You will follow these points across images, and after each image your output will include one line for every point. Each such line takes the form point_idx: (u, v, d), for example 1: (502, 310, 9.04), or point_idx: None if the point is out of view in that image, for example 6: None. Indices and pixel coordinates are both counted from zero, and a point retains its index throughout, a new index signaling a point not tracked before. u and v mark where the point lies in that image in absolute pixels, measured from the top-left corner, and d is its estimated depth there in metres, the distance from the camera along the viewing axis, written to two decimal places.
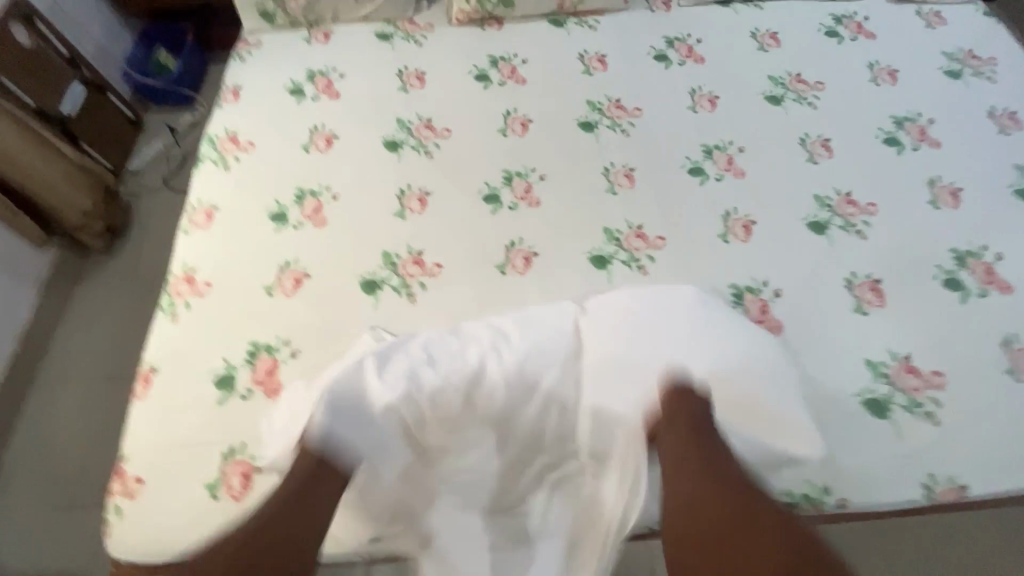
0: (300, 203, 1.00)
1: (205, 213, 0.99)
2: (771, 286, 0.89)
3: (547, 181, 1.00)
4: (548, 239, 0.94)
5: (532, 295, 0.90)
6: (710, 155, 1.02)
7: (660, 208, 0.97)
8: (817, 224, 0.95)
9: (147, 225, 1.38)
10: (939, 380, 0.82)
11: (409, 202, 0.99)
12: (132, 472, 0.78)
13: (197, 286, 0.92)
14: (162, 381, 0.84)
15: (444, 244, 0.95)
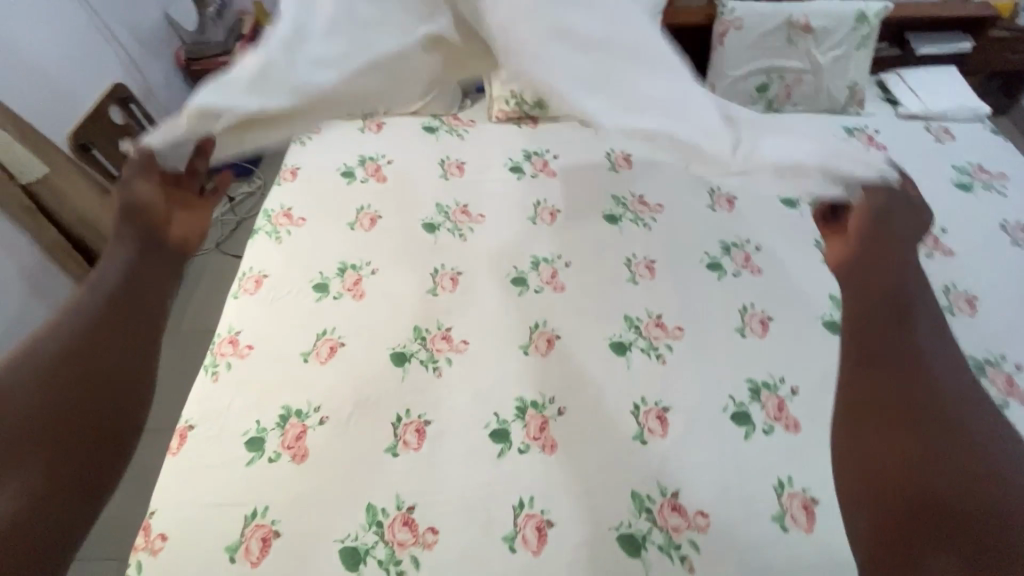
0: (342, 275, 1.08)
1: (255, 280, 1.08)
2: (787, 383, 0.91)
3: (571, 268, 1.07)
4: (571, 323, 0.99)
5: (554, 376, 0.93)
6: (728, 252, 1.08)
7: (678, 300, 1.01)
8: (834, 324, 0.98)
9: (196, 284, 1.48)
10: None
11: (442, 281, 1.06)
12: (157, 528, 0.80)
13: (240, 348, 0.98)
14: (197, 438, 0.88)
15: (472, 322, 1.00)
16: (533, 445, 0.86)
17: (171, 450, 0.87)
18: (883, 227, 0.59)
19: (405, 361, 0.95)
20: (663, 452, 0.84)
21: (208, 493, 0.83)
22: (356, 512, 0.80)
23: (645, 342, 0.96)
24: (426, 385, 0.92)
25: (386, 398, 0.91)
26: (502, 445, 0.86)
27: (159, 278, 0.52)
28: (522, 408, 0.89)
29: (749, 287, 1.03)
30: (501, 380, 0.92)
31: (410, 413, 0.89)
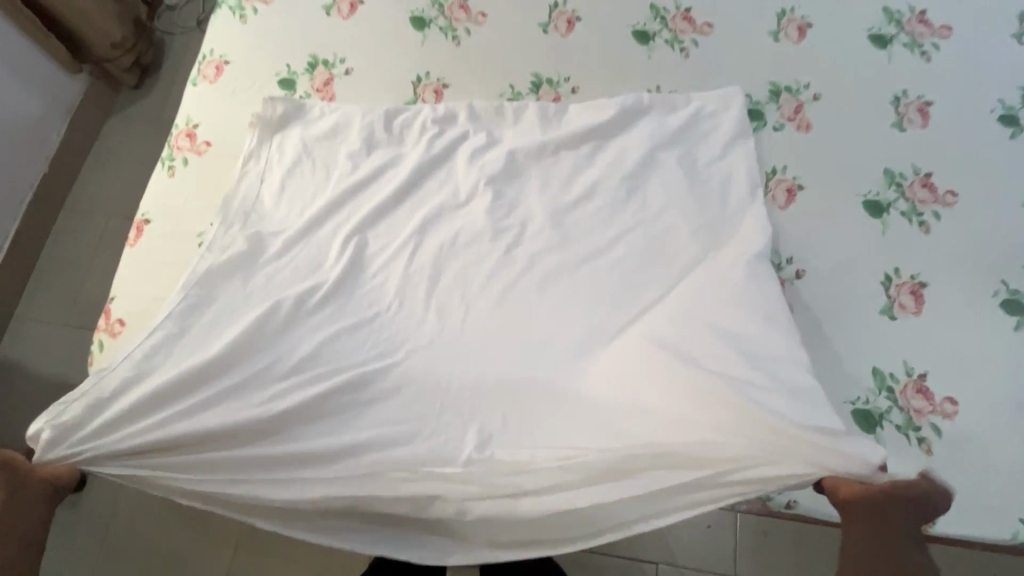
0: (312, 72, 0.93)
1: (215, 66, 0.94)
2: (795, 264, 0.79)
3: (578, 96, 0.90)
4: (565, 166, 0.85)
5: (534, 224, 0.82)
6: (776, 98, 0.88)
7: (697, 153, 0.85)
8: (876, 204, 0.82)
9: (177, 66, 1.33)
10: (950, 408, 0.73)
11: (423, 92, 0.92)
12: (116, 313, 0.81)
13: (197, 144, 0.90)
14: (153, 233, 0.85)
15: (450, 148, 0.86)
16: (493, 294, 0.80)
17: (128, 242, 0.85)
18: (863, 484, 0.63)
19: (373, 187, 0.85)
20: (632, 331, 0.78)
21: (161, 288, 0.82)
22: (297, 332, 0.77)
23: (643, 200, 0.83)
24: (391, 213, 0.84)
25: (347, 220, 0.84)
26: (463, 290, 0.80)
27: (35, 519, 0.62)
28: (487, 255, 0.81)
29: (787, 145, 0.85)
30: (472, 221, 0.83)
31: (360, 250, 0.82)
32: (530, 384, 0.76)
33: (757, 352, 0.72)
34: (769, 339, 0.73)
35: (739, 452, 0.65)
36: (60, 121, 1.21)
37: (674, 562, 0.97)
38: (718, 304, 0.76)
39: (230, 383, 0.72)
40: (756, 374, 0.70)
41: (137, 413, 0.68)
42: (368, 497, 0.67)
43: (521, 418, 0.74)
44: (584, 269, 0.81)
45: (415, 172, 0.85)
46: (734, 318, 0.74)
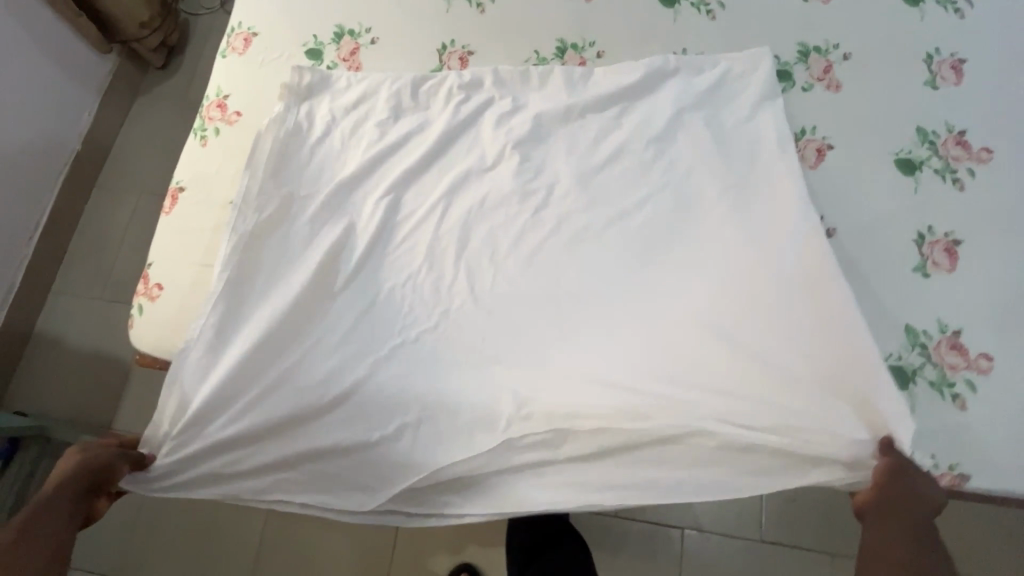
0: (338, 42, 0.94)
1: (244, 38, 0.96)
2: (825, 222, 0.79)
3: (603, 61, 0.90)
4: (592, 129, 0.85)
5: (562, 187, 0.83)
6: (805, 58, 0.87)
7: (726, 115, 0.84)
8: (908, 162, 0.81)
9: (202, 47, 1.34)
10: (985, 364, 0.72)
11: (449, 60, 0.92)
12: (154, 278, 0.84)
13: (228, 114, 0.91)
14: (187, 200, 0.87)
15: (477, 115, 0.87)
16: (522, 259, 0.81)
17: (164, 209, 0.88)
18: (908, 476, 0.63)
19: (401, 154, 0.86)
20: (663, 295, 0.78)
21: (198, 253, 0.85)
22: (331, 294, 0.79)
23: (671, 161, 0.83)
24: (420, 179, 0.85)
25: (377, 186, 0.85)
26: (491, 253, 0.81)
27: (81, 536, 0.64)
28: (515, 218, 0.82)
29: (816, 105, 0.84)
30: (500, 185, 0.83)
31: (389, 216, 0.83)
32: (560, 345, 0.78)
33: (795, 326, 0.72)
34: (810, 312, 0.72)
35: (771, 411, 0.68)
36: (90, 101, 1.24)
37: (699, 526, 0.98)
38: (757, 282, 0.75)
39: (271, 341, 0.76)
40: (791, 347, 0.71)
41: (206, 404, 0.72)
42: (416, 452, 0.73)
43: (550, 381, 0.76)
44: (612, 232, 0.81)
45: (442, 138, 0.86)
46: (770, 291, 0.74)
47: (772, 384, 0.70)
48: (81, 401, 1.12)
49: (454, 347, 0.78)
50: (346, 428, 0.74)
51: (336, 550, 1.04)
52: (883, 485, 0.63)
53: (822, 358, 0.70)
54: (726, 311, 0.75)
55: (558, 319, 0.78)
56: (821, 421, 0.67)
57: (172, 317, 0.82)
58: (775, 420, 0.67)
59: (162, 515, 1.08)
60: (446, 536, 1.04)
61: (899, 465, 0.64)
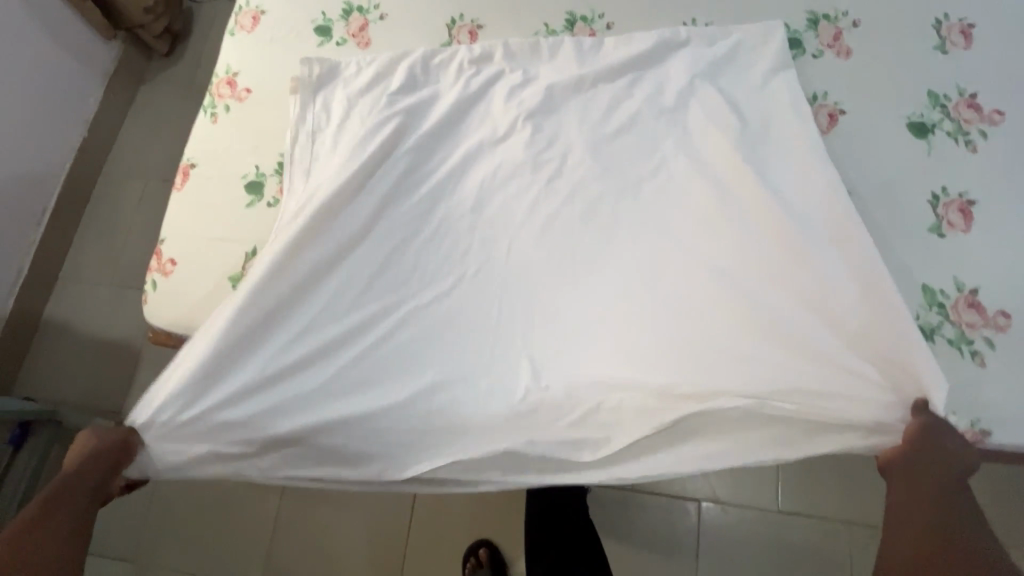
0: (347, 18, 0.94)
1: (252, 17, 0.96)
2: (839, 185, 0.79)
3: (612, 32, 0.90)
4: (604, 99, 0.85)
5: (575, 156, 0.83)
6: (814, 25, 0.87)
7: (737, 82, 0.84)
8: (921, 125, 0.81)
9: (206, 33, 1.34)
10: (1003, 322, 0.72)
11: (458, 34, 0.92)
12: (168, 254, 0.84)
13: (238, 91, 0.91)
14: (199, 176, 0.87)
15: (488, 87, 0.87)
16: (536, 228, 0.81)
17: (176, 185, 0.87)
18: (942, 438, 0.62)
19: (412, 126, 0.86)
20: (680, 262, 0.78)
21: (211, 229, 0.84)
22: (346, 265, 0.79)
23: (683, 129, 0.83)
24: (433, 152, 0.85)
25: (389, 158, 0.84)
26: (505, 223, 0.81)
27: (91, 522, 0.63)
28: (528, 187, 0.82)
29: (827, 71, 0.85)
30: (513, 156, 0.83)
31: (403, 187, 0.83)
32: (578, 313, 0.78)
33: (821, 288, 0.72)
34: (833, 272, 0.72)
35: (792, 372, 0.68)
36: (95, 88, 1.23)
37: (716, 497, 0.98)
38: (779, 245, 0.74)
39: (287, 311, 0.75)
40: (815, 309, 0.71)
41: (211, 369, 0.70)
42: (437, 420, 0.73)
43: (571, 347, 0.77)
44: (628, 201, 0.81)
45: (454, 110, 0.85)
46: (787, 253, 0.74)
47: (794, 346, 0.70)
48: (91, 385, 1.11)
49: (472, 316, 0.78)
50: (363, 396, 0.73)
51: (352, 528, 1.04)
52: (916, 446, 0.62)
53: (845, 317, 0.70)
54: (745, 277, 0.75)
55: (575, 287, 0.78)
56: (853, 382, 0.66)
57: (187, 292, 0.82)
58: (807, 381, 0.67)
59: (176, 499, 1.07)
60: (461, 513, 1.03)
61: (933, 425, 0.63)
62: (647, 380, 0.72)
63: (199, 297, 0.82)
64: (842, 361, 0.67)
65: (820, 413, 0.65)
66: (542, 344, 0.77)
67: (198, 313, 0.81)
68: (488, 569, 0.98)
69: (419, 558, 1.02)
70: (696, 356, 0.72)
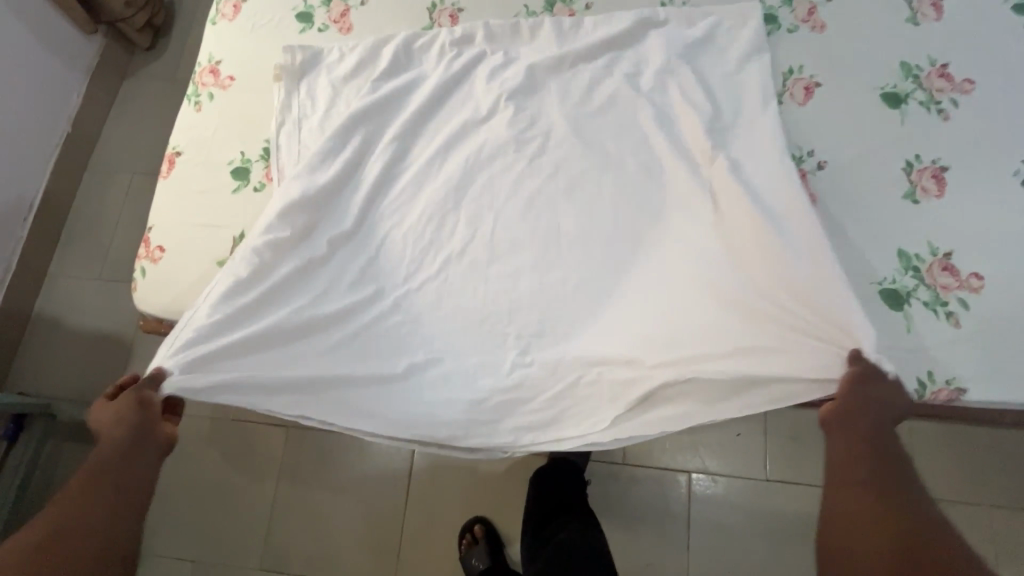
0: (328, 4, 0.94)
1: (233, 5, 0.96)
2: (815, 157, 0.81)
3: (592, 12, 0.91)
4: (584, 77, 0.86)
5: (557, 135, 0.84)
6: (790, 1, 0.88)
7: (715, 58, 0.85)
8: (894, 96, 0.83)
9: (189, 27, 1.34)
10: (976, 283, 0.74)
11: (439, 17, 0.93)
12: (156, 240, 0.84)
13: (221, 79, 0.92)
14: (184, 164, 0.88)
15: (469, 68, 0.88)
16: (521, 206, 0.82)
17: (162, 174, 0.88)
18: (878, 386, 0.63)
19: (396, 109, 0.87)
20: (649, 238, 0.80)
21: (198, 215, 0.85)
22: (333, 247, 0.80)
23: (662, 105, 0.84)
24: (417, 133, 0.86)
25: (373, 141, 0.85)
26: (490, 202, 0.82)
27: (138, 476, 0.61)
28: (512, 166, 0.83)
29: (802, 45, 0.86)
30: (495, 135, 0.84)
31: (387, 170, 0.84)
32: (563, 288, 0.79)
33: (762, 252, 0.72)
34: (783, 237, 0.71)
35: (750, 341, 0.70)
36: (78, 83, 1.23)
37: (706, 469, 1.00)
38: (726, 214, 0.76)
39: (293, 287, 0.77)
40: (761, 274, 0.72)
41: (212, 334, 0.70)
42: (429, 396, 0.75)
43: (553, 323, 0.78)
44: (609, 177, 0.82)
45: (437, 91, 0.86)
46: (742, 225, 0.74)
47: (752, 316, 0.71)
48: (84, 379, 1.12)
49: (459, 294, 0.79)
50: (320, 374, 0.73)
51: (351, 512, 1.05)
52: (852, 396, 0.62)
53: (791, 277, 0.70)
54: (711, 250, 0.76)
55: (548, 264, 0.80)
56: (795, 343, 0.68)
57: (175, 277, 0.83)
58: (744, 344, 0.70)
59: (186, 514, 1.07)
60: (457, 493, 1.04)
61: (871, 374, 0.63)
62: (616, 350, 0.75)
63: (187, 282, 0.82)
64: (791, 323, 0.68)
65: (757, 372, 0.67)
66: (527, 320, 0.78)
67: (186, 298, 0.82)
68: (483, 545, 0.99)
69: (417, 538, 1.03)
70: (662, 328, 0.75)
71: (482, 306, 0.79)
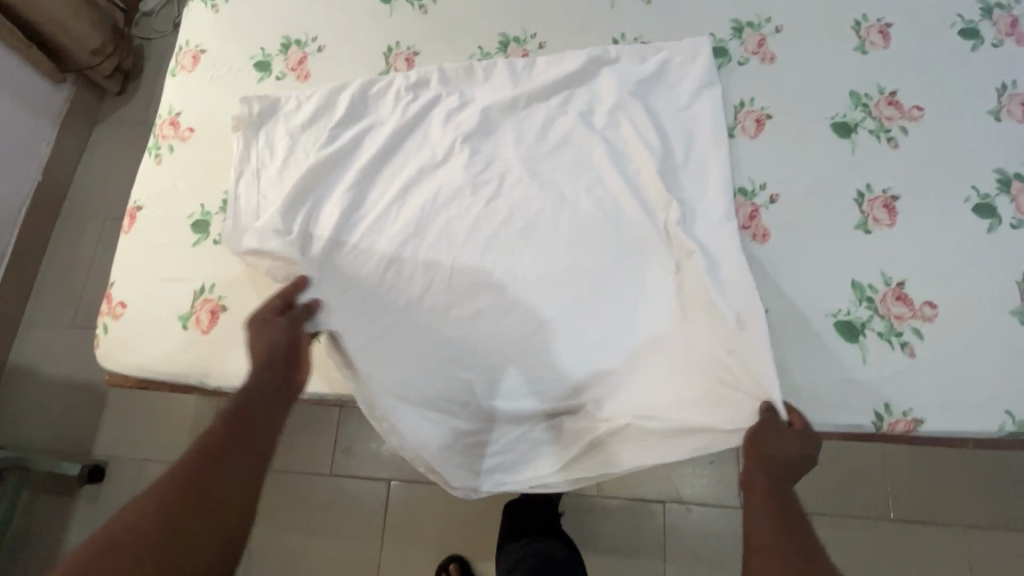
0: (286, 52, 0.96)
1: (192, 56, 0.97)
2: (768, 190, 0.81)
3: (545, 51, 0.92)
4: (538, 117, 0.87)
5: (513, 175, 0.85)
6: (739, 34, 0.89)
7: (666, 93, 0.86)
8: (844, 125, 0.83)
9: (158, 70, 1.35)
10: (930, 312, 0.74)
11: (395, 62, 0.94)
12: (117, 297, 0.85)
13: (180, 130, 0.93)
14: (145, 218, 0.88)
15: (424, 112, 0.88)
16: (478, 248, 0.82)
17: (123, 229, 0.89)
18: (773, 431, 0.66)
19: (354, 155, 0.88)
20: (603, 282, 0.80)
21: (157, 269, 0.85)
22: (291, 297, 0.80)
23: (615, 142, 0.85)
24: (374, 179, 0.87)
25: (329, 187, 0.86)
26: (448, 246, 0.83)
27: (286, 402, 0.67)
28: (468, 209, 0.84)
29: (752, 78, 0.87)
30: (452, 181, 0.85)
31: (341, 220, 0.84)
32: (521, 333, 0.79)
33: (701, 306, 0.75)
34: (720, 292, 0.74)
35: (694, 395, 0.73)
36: (48, 131, 1.24)
37: (680, 497, 1.00)
38: (677, 266, 0.78)
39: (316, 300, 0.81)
40: (700, 320, 0.74)
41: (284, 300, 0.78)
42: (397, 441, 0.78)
43: (510, 374, 0.78)
44: (564, 218, 0.82)
45: (393, 136, 0.87)
46: (688, 277, 0.77)
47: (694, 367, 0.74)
48: (58, 430, 1.12)
49: (419, 342, 0.80)
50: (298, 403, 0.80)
51: (328, 552, 1.05)
52: (755, 443, 0.65)
53: (725, 333, 0.73)
54: (662, 298, 0.78)
55: (502, 308, 0.80)
56: (728, 397, 0.71)
57: (137, 333, 0.83)
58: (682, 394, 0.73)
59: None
60: (432, 530, 1.04)
61: (771, 422, 0.67)
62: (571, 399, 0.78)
63: (148, 338, 0.83)
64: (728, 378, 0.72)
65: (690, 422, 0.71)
66: (486, 370, 0.79)
67: (146, 355, 0.82)
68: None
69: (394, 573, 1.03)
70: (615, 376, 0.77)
71: (441, 354, 0.79)
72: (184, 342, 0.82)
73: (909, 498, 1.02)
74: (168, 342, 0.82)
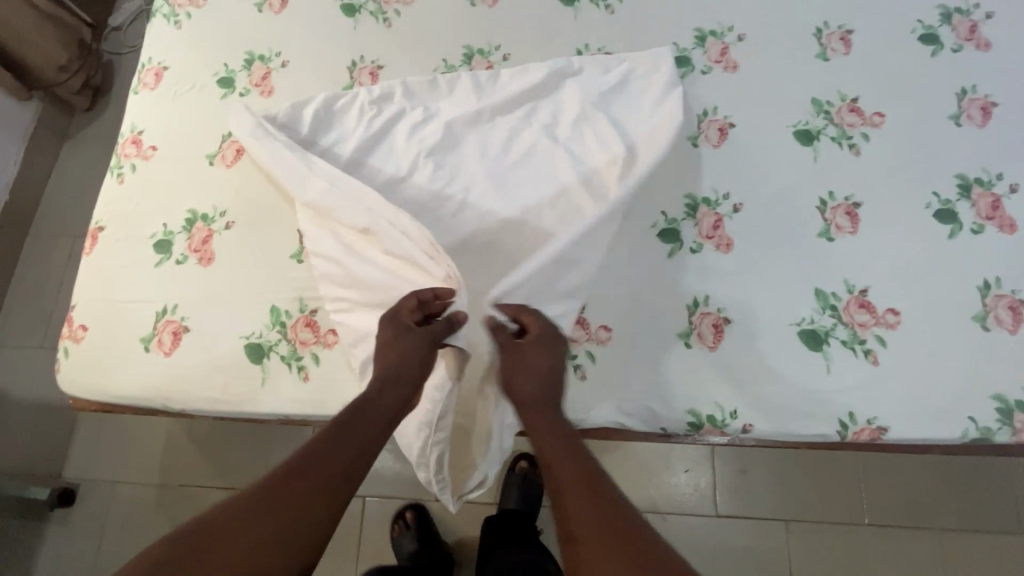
0: (250, 68, 0.95)
1: (155, 73, 0.96)
2: (731, 199, 0.81)
3: (509, 63, 0.92)
4: (502, 129, 0.87)
5: (479, 188, 0.84)
6: (702, 42, 0.90)
7: (629, 103, 0.86)
8: (806, 132, 0.84)
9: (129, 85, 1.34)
10: (893, 319, 0.74)
11: (360, 76, 0.93)
12: (79, 320, 0.85)
13: (143, 149, 0.92)
14: (107, 238, 0.88)
15: (388, 126, 0.88)
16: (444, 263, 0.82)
17: (85, 250, 0.88)
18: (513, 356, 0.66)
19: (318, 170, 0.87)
20: None
21: (118, 290, 0.85)
22: None
23: (578, 152, 0.84)
24: None
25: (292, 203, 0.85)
26: None
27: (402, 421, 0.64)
28: (433, 222, 0.83)
29: (715, 87, 0.87)
30: (417, 193, 0.84)
31: (343, 221, 0.79)
32: None
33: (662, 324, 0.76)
34: None
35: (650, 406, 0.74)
36: (15, 150, 1.23)
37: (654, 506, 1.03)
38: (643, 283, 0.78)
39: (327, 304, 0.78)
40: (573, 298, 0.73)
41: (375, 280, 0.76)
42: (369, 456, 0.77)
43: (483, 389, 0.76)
44: (528, 232, 0.82)
45: (357, 151, 0.86)
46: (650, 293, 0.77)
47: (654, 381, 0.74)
48: (27, 453, 1.10)
49: None
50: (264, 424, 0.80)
51: None
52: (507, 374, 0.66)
53: None
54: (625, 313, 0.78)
55: None
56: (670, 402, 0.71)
57: (99, 356, 0.82)
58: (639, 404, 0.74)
59: None
60: None
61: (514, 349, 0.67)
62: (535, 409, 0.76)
63: (109, 360, 0.82)
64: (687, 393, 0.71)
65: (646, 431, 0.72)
66: None
67: (108, 378, 0.81)
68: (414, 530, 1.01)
69: None
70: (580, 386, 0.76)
71: None
72: (146, 365, 0.81)
73: (883, 501, 1.02)
74: (129, 364, 0.81)
